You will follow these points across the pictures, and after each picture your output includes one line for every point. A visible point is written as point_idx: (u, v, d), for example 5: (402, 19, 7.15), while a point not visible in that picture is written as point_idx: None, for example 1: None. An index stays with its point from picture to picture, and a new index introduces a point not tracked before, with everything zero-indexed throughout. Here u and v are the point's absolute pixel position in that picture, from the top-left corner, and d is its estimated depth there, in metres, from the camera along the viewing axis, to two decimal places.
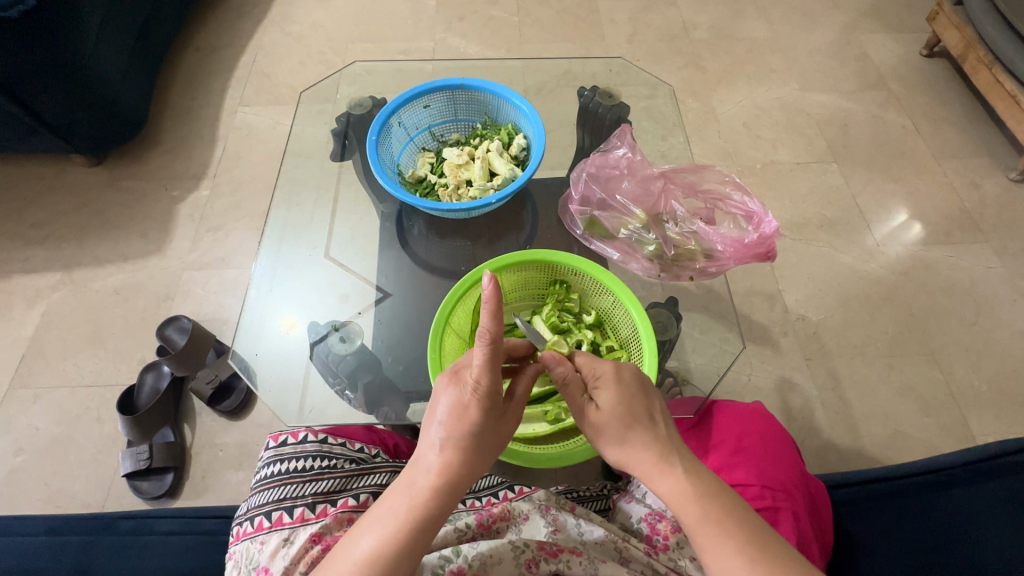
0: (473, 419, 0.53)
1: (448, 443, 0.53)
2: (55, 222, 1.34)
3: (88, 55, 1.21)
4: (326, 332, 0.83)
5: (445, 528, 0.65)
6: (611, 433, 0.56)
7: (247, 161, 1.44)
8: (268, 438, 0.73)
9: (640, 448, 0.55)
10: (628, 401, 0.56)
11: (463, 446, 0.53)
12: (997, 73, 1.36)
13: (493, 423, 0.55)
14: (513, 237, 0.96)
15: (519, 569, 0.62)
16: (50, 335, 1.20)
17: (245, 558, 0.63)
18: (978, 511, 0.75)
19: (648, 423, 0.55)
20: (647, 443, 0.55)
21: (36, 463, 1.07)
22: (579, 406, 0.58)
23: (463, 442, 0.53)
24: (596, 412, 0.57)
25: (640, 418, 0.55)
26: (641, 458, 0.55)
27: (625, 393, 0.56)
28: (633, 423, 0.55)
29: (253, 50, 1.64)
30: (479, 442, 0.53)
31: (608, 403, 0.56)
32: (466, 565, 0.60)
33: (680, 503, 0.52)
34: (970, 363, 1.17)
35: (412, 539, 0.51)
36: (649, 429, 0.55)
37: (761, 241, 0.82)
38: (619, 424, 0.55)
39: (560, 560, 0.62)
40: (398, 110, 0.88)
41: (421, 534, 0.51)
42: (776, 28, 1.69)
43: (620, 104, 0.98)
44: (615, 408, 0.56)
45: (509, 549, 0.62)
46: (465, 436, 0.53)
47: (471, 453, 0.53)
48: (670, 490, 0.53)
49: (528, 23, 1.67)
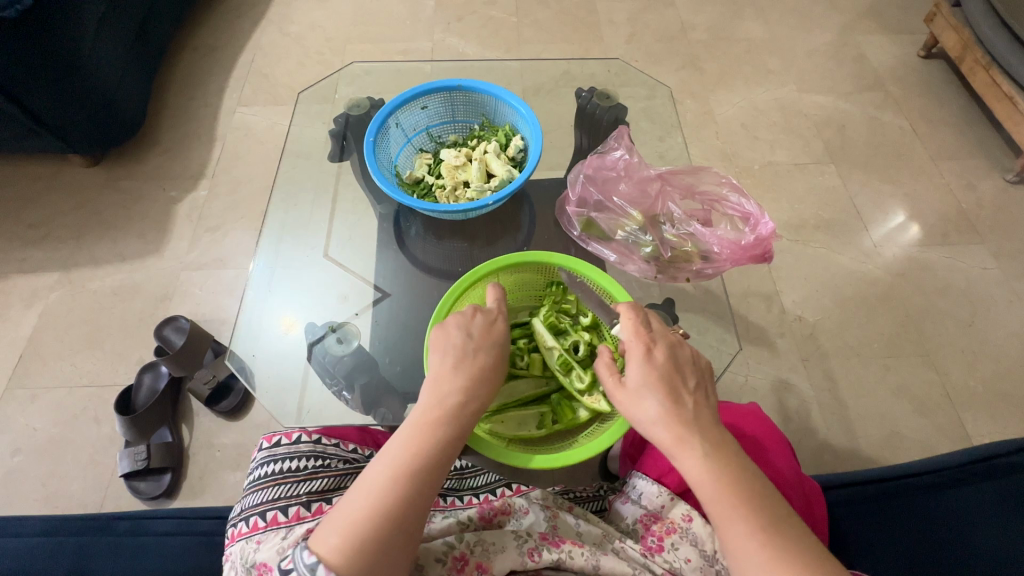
0: (494, 344, 0.63)
1: (473, 362, 0.61)
2: (53, 222, 1.34)
3: (86, 54, 1.21)
4: (323, 333, 0.84)
5: (448, 520, 0.66)
6: (636, 411, 0.57)
7: (246, 161, 1.44)
8: (262, 439, 0.72)
9: (660, 426, 0.55)
10: (652, 378, 0.57)
11: (486, 367, 0.61)
12: (994, 74, 1.37)
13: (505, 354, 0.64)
14: (510, 238, 0.96)
15: (522, 558, 0.60)
16: (48, 335, 1.20)
17: (240, 557, 0.62)
18: (972, 511, 0.76)
19: (672, 401, 0.56)
20: (670, 422, 0.55)
21: (33, 463, 1.07)
22: (610, 386, 0.60)
23: (486, 361, 0.61)
24: (624, 392, 0.58)
25: (665, 396, 0.56)
26: (662, 437, 0.55)
27: (649, 371, 0.57)
28: (656, 402, 0.56)
29: (252, 50, 1.64)
30: (498, 363, 0.62)
31: (633, 381, 0.57)
32: (468, 550, 0.61)
33: (699, 483, 0.53)
34: (966, 364, 1.18)
35: (443, 452, 0.56)
36: (674, 408, 0.56)
37: (758, 242, 0.83)
38: (642, 400, 0.57)
39: (562, 550, 0.61)
40: (396, 111, 0.88)
41: (450, 448, 0.57)
42: (774, 29, 1.70)
43: (618, 106, 0.99)
44: (639, 386, 0.57)
45: (511, 537, 0.62)
46: (487, 357, 0.61)
47: (492, 375, 0.61)
48: (692, 467, 0.53)
49: (527, 23, 1.67)
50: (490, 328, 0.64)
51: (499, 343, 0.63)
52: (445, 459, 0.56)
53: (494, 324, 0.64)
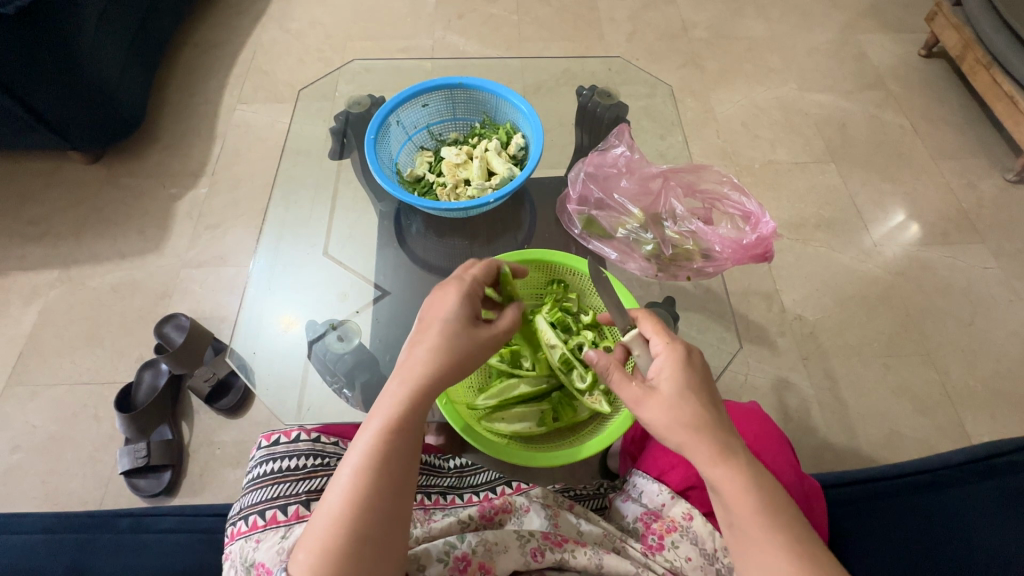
0: (450, 318, 0.59)
1: (424, 343, 0.58)
2: (53, 219, 1.34)
3: (85, 52, 1.21)
4: (324, 331, 0.84)
5: (449, 519, 0.66)
6: (679, 420, 0.54)
7: (246, 159, 1.44)
8: (261, 437, 0.72)
9: (706, 435, 0.53)
10: (692, 386, 0.56)
11: (436, 345, 0.57)
12: (995, 74, 1.37)
13: (467, 324, 0.59)
14: (510, 236, 0.96)
15: (525, 558, 0.61)
16: (48, 332, 1.20)
17: (240, 556, 0.62)
18: (973, 511, 0.76)
19: (713, 411, 0.55)
20: (713, 433, 0.54)
21: (33, 460, 1.07)
22: (636, 394, 0.56)
23: (436, 338, 0.58)
24: (660, 399, 0.55)
25: (706, 405, 0.55)
26: (706, 447, 0.53)
27: (688, 379, 0.56)
28: (702, 411, 0.55)
29: (252, 47, 1.63)
30: (452, 337, 0.58)
31: (672, 389, 0.56)
32: (470, 551, 0.61)
33: (735, 496, 0.52)
34: (965, 363, 1.18)
35: (394, 442, 0.54)
36: (716, 417, 0.55)
37: (759, 242, 0.83)
38: (685, 408, 0.55)
39: (565, 549, 0.62)
40: (397, 108, 0.88)
41: (403, 436, 0.54)
42: (775, 27, 1.69)
43: (619, 104, 0.98)
44: (682, 393, 0.55)
45: (513, 536, 0.62)
46: (439, 333, 0.58)
47: (445, 352, 0.57)
48: (728, 480, 0.52)
49: (528, 21, 1.67)
50: (444, 304, 0.61)
51: (454, 317, 0.59)
52: (398, 449, 0.54)
53: (449, 298, 0.61)
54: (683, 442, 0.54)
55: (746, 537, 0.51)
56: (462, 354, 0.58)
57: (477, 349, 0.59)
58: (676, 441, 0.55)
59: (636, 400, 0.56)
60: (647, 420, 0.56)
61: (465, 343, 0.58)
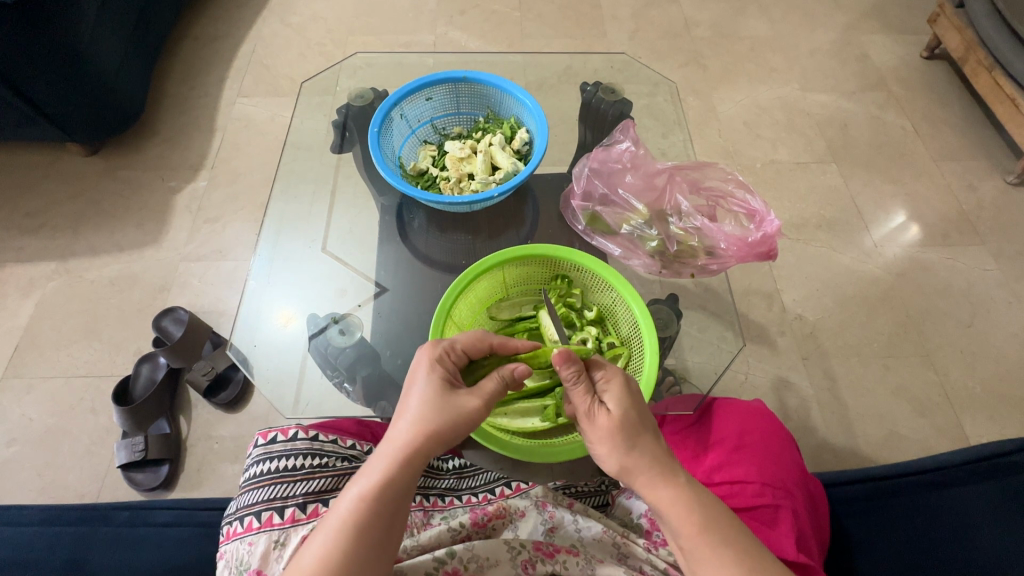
0: (432, 387, 0.58)
1: (403, 412, 0.57)
2: (50, 211, 1.33)
3: (85, 43, 1.20)
4: (326, 325, 0.82)
5: (439, 528, 0.65)
6: (619, 440, 0.56)
7: (246, 152, 1.43)
8: (257, 435, 0.71)
9: (645, 456, 0.56)
10: (634, 406, 0.58)
11: (416, 412, 0.57)
12: (996, 76, 1.37)
13: (455, 395, 0.58)
14: (513, 232, 0.95)
15: (516, 570, 0.62)
16: (45, 325, 1.19)
17: (235, 559, 0.62)
18: (973, 510, 0.76)
19: (650, 432, 0.58)
20: (653, 455, 0.56)
21: (28, 454, 1.06)
22: (587, 406, 0.58)
23: (415, 408, 0.57)
24: (606, 416, 0.57)
25: (645, 427, 0.58)
26: (646, 467, 0.56)
27: (630, 397, 0.59)
28: (639, 432, 0.57)
29: (252, 40, 1.62)
30: (436, 408, 0.57)
31: (617, 406, 0.58)
32: (461, 565, 0.61)
33: (678, 516, 0.54)
34: (964, 364, 1.18)
35: (368, 516, 0.53)
36: (654, 440, 0.58)
37: (763, 240, 0.83)
38: (627, 429, 0.57)
39: (556, 560, 0.62)
40: (400, 102, 0.88)
41: (380, 511, 0.53)
42: (777, 27, 1.69)
43: (623, 100, 0.97)
44: (627, 410, 0.57)
45: (505, 550, 0.62)
46: (421, 403, 0.57)
47: (427, 421, 0.56)
48: (672, 502, 0.54)
49: (530, 18, 1.67)
50: (426, 371, 0.59)
51: (435, 385, 0.58)
52: (373, 521, 0.53)
53: (431, 365, 0.59)
54: (623, 463, 0.57)
55: (695, 556, 0.53)
56: (446, 424, 0.57)
57: (467, 417, 0.57)
58: (613, 464, 0.57)
59: (587, 415, 0.58)
60: (592, 436, 0.58)
61: (451, 413, 0.57)
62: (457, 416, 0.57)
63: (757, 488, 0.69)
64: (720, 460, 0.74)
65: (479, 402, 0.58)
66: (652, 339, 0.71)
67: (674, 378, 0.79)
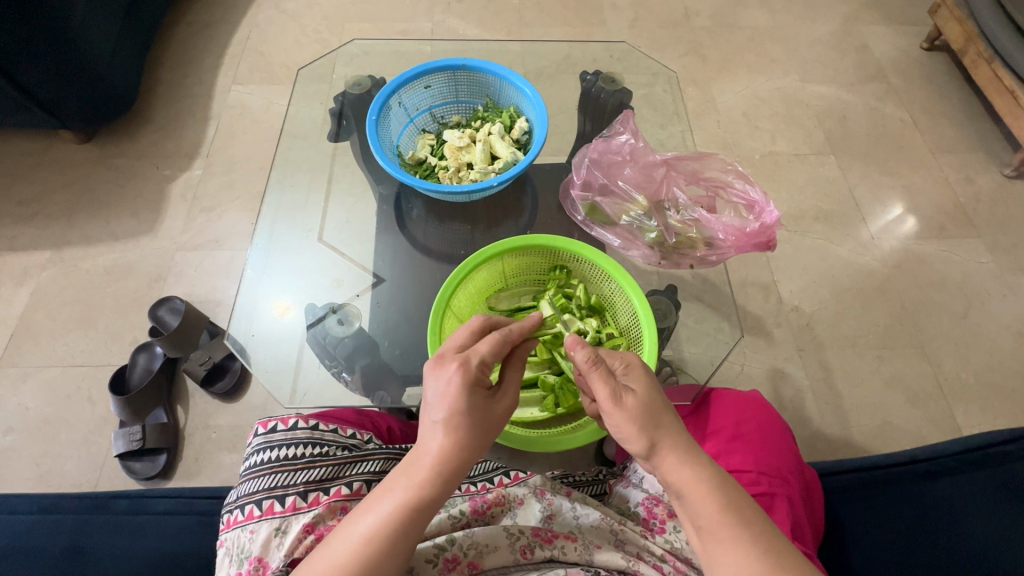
0: (466, 393, 0.56)
1: (444, 422, 0.56)
2: (44, 200, 1.32)
3: (77, 27, 1.18)
4: (323, 315, 0.84)
5: (439, 516, 0.65)
6: (649, 418, 0.57)
7: (242, 141, 1.41)
8: (256, 425, 0.71)
9: (671, 436, 0.57)
10: (655, 385, 0.60)
11: (458, 426, 0.56)
12: (996, 68, 1.37)
13: (485, 402, 0.57)
14: (512, 222, 0.95)
15: (515, 556, 0.62)
16: (40, 314, 1.18)
17: (236, 546, 0.62)
18: (965, 501, 0.76)
19: (671, 411, 0.59)
20: (679, 438, 0.57)
21: (26, 443, 1.05)
22: (614, 389, 0.57)
23: (450, 420, 0.56)
24: (633, 397, 0.58)
25: (668, 406, 0.59)
26: (674, 445, 0.57)
27: (651, 379, 0.60)
28: (663, 409, 0.58)
29: (247, 27, 1.60)
30: (468, 418, 0.56)
31: (641, 388, 0.59)
32: (461, 553, 0.61)
33: (699, 495, 0.54)
34: (958, 356, 1.19)
35: (404, 525, 0.52)
36: (673, 418, 0.59)
37: (762, 230, 0.83)
38: (653, 408, 0.58)
39: (555, 546, 0.62)
40: (399, 90, 0.87)
41: (417, 517, 0.53)
42: (777, 17, 1.68)
43: (623, 90, 0.97)
44: (652, 392, 0.59)
45: (504, 536, 0.62)
46: (456, 414, 0.56)
47: (460, 431, 0.56)
48: (694, 482, 0.55)
49: (529, 7, 1.65)
50: (453, 382, 0.56)
51: (470, 397, 0.56)
52: (405, 530, 0.52)
53: (459, 376, 0.57)
54: (651, 441, 0.57)
55: (714, 536, 0.53)
56: (480, 437, 0.57)
57: (497, 424, 0.58)
58: (640, 444, 0.57)
59: (614, 397, 0.57)
60: (617, 419, 0.57)
61: (486, 425, 0.57)
62: (488, 425, 0.57)
63: (753, 477, 0.70)
64: (718, 448, 0.74)
65: (507, 408, 0.59)
66: (651, 330, 0.71)
67: (671, 369, 0.80)
